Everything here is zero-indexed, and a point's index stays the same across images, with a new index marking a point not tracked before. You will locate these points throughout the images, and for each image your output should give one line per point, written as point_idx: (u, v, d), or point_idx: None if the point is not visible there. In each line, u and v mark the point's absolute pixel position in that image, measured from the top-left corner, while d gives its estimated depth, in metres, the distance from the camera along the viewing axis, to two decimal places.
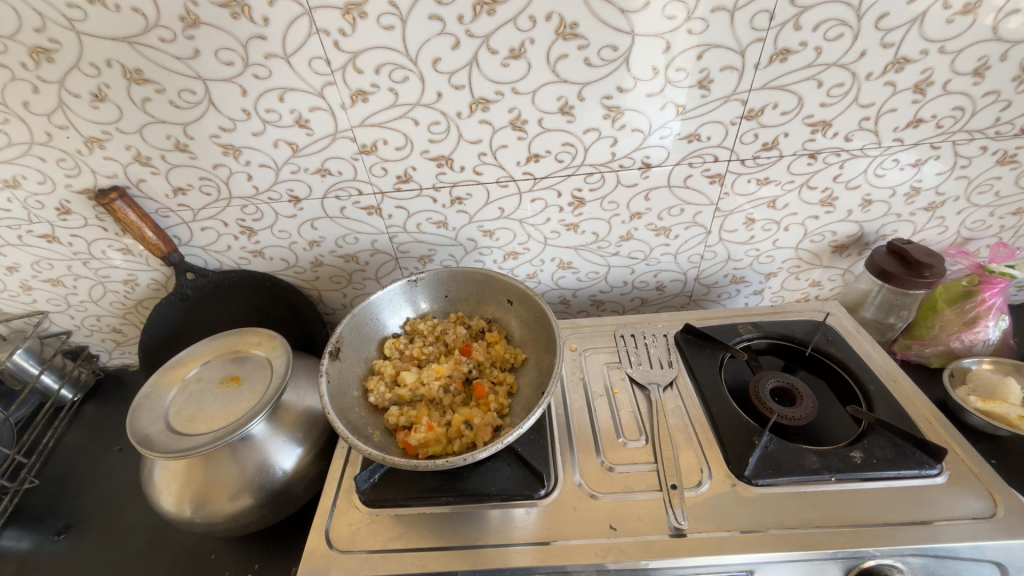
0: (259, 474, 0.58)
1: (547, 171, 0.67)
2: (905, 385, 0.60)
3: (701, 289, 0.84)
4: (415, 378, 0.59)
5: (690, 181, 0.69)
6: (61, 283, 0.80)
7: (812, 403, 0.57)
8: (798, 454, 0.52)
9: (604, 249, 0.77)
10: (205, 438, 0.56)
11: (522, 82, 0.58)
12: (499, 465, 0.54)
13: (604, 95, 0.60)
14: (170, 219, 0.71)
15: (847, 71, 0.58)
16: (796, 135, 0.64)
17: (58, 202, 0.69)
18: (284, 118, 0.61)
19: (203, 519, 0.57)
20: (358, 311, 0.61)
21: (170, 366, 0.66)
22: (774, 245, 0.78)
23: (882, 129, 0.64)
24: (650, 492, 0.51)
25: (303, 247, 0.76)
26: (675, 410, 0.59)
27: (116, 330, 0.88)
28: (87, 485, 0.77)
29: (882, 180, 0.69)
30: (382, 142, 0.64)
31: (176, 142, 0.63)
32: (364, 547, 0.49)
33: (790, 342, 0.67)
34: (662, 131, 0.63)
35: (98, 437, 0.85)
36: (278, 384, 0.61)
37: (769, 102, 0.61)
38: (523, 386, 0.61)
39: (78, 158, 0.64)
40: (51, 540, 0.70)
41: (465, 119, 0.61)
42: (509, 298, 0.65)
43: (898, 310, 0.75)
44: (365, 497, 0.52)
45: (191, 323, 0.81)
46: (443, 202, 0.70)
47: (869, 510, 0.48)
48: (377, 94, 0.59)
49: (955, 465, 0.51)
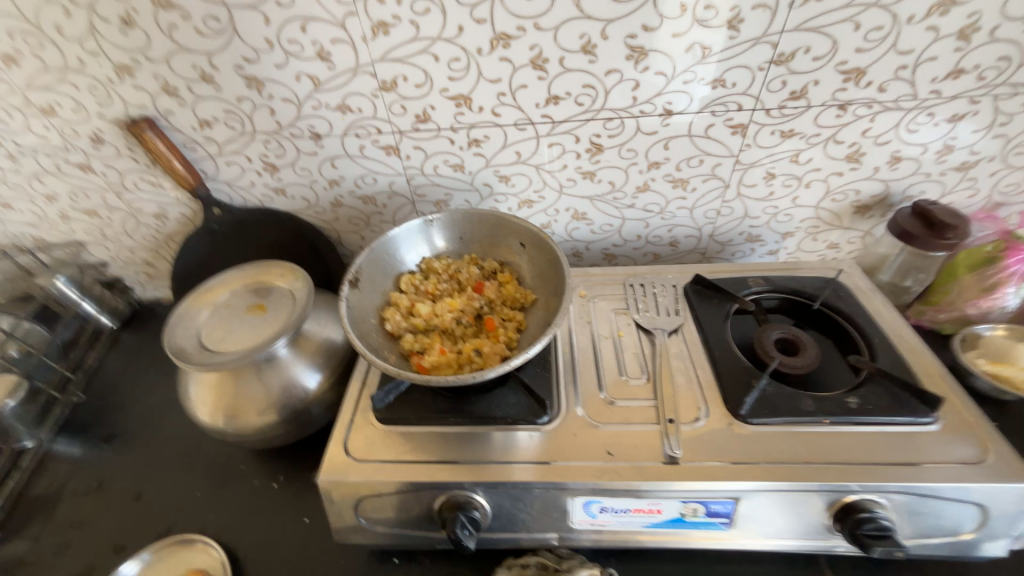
0: (283, 393, 0.63)
1: (565, 115, 0.67)
2: (911, 342, 0.60)
3: (715, 246, 0.84)
4: (429, 310, 0.62)
5: (712, 132, 0.68)
6: (97, 214, 0.84)
7: (815, 353, 0.58)
8: (794, 397, 0.54)
9: (620, 201, 0.77)
10: (232, 356, 0.61)
11: (544, 17, 0.57)
12: (506, 392, 0.57)
13: (629, 34, 0.58)
14: (197, 152, 0.74)
15: (888, 13, 0.56)
16: (826, 83, 0.62)
17: (91, 131, 0.71)
18: (306, 50, 0.61)
19: (234, 430, 0.63)
20: (377, 246, 0.63)
21: (200, 292, 0.70)
22: (794, 203, 0.77)
23: (920, 80, 0.61)
24: (646, 424, 0.53)
25: (323, 187, 0.78)
26: (677, 353, 0.61)
27: (148, 264, 0.92)
28: (127, 402, 0.84)
29: (913, 137, 0.67)
30: (402, 79, 0.64)
31: (202, 72, 0.64)
32: (378, 457, 0.53)
33: (799, 297, 0.67)
34: (686, 75, 0.62)
35: (134, 361, 0.91)
36: (299, 313, 0.64)
37: (801, 45, 0.59)
38: (532, 324, 0.62)
39: (109, 87, 0.66)
40: (99, 447, 0.78)
41: (486, 56, 0.61)
42: (522, 242, 0.66)
43: (915, 273, 0.75)
44: (380, 414, 0.56)
45: (218, 257, 0.85)
46: (461, 144, 0.71)
47: (859, 450, 0.50)
48: (398, 26, 0.59)
49: (950, 416, 0.52)
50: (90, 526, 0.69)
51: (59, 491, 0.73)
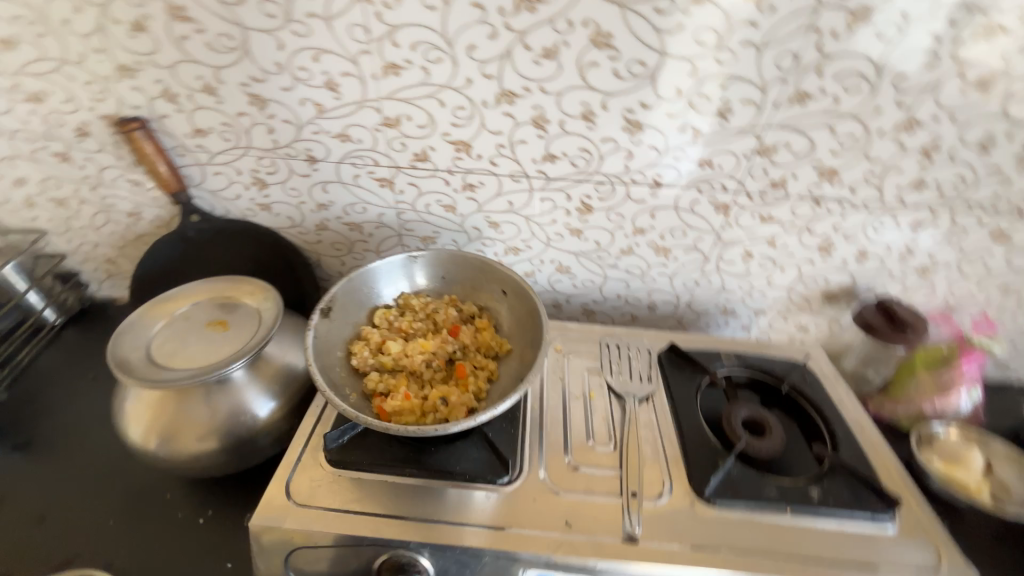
0: (229, 420, 0.58)
1: (559, 173, 0.69)
2: (872, 436, 0.61)
3: (691, 315, 0.85)
4: (399, 349, 0.60)
5: (696, 207, 0.71)
6: (66, 204, 0.80)
7: (781, 436, 0.58)
8: (758, 481, 0.53)
9: (603, 260, 0.79)
10: (181, 374, 0.57)
11: (549, 82, 0.60)
12: (468, 446, 0.55)
13: (627, 108, 0.62)
14: (185, 158, 0.72)
15: (860, 124, 0.61)
16: (804, 177, 0.66)
17: (78, 123, 0.70)
18: (314, 78, 0.62)
19: (167, 455, 0.58)
20: (355, 277, 0.62)
21: (160, 300, 0.67)
22: (769, 283, 0.80)
23: (886, 186, 0.66)
24: (609, 496, 0.51)
25: (311, 209, 0.77)
26: (646, 422, 0.60)
27: (110, 262, 0.88)
28: (54, 408, 0.77)
29: (879, 237, 0.71)
30: (406, 118, 0.65)
31: (205, 83, 0.64)
32: (321, 505, 0.49)
33: (768, 377, 0.68)
34: (676, 152, 0.65)
35: (72, 363, 0.84)
36: (262, 335, 0.61)
37: (782, 141, 0.63)
38: (504, 375, 0.61)
39: (106, 83, 0.65)
40: (10, 455, 0.70)
41: (489, 109, 0.63)
42: (503, 289, 0.66)
43: (876, 364, 0.78)
44: (331, 456, 0.53)
45: (187, 265, 0.81)
46: (455, 186, 0.71)
47: (818, 544, 0.49)
48: (408, 70, 0.61)
49: (908, 517, 0.52)
50: None
51: None
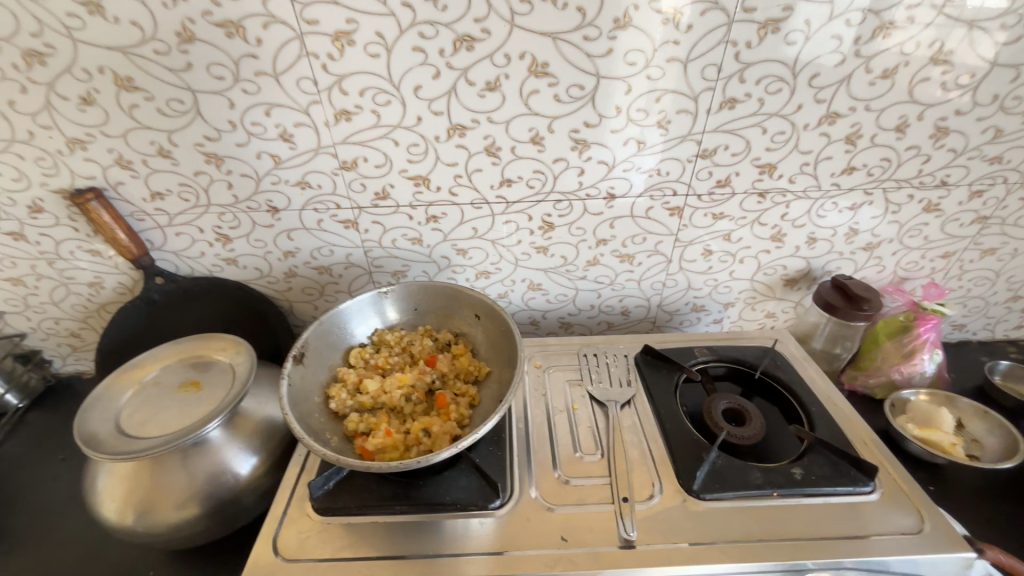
0: (209, 482, 0.57)
1: (518, 196, 0.71)
2: (845, 410, 0.63)
3: (664, 315, 0.88)
4: (377, 386, 0.60)
5: (652, 213, 0.74)
6: (22, 282, 0.78)
7: (760, 423, 0.60)
8: (743, 469, 0.54)
9: (572, 273, 0.81)
10: (155, 441, 0.55)
11: (496, 112, 0.63)
12: (456, 474, 0.54)
13: (572, 129, 0.65)
14: (145, 222, 0.72)
15: (788, 121, 0.65)
16: (746, 174, 0.70)
17: (31, 200, 0.69)
18: (268, 131, 0.64)
19: (146, 528, 0.55)
20: (326, 319, 0.62)
21: (128, 368, 0.65)
22: (731, 275, 0.83)
23: (821, 174, 0.71)
24: (602, 504, 0.52)
25: (278, 258, 0.77)
26: (631, 426, 0.61)
27: (75, 335, 0.85)
28: (21, 496, 0.73)
29: (823, 221, 0.76)
30: (362, 160, 0.67)
31: (159, 147, 0.65)
32: (312, 555, 0.48)
33: (741, 366, 0.70)
34: (625, 164, 0.69)
35: (39, 446, 0.80)
36: (238, 390, 0.60)
37: (720, 143, 0.67)
38: (486, 398, 0.61)
39: (57, 158, 0.65)
40: None
41: (443, 143, 0.66)
42: (476, 313, 0.67)
43: (843, 341, 0.81)
44: (317, 504, 0.51)
45: (155, 329, 0.80)
46: (419, 220, 0.73)
47: (809, 523, 0.50)
48: (360, 114, 0.63)
49: (888, 484, 0.54)
50: None
51: None
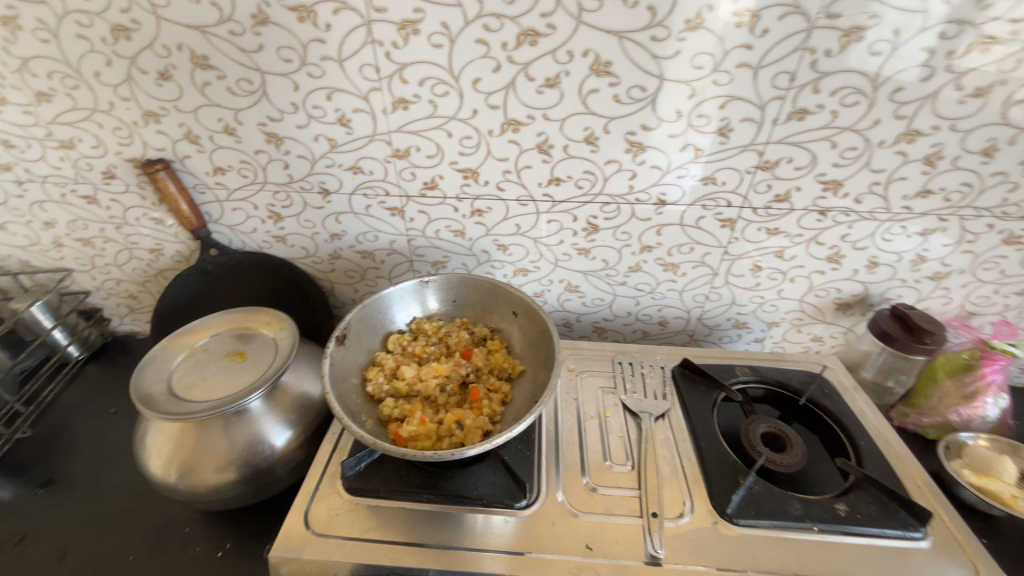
0: (247, 450, 0.59)
1: (565, 196, 0.70)
2: (898, 448, 0.59)
3: (702, 329, 0.86)
4: (414, 373, 0.60)
5: (702, 223, 0.72)
6: (92, 243, 0.83)
7: (801, 451, 0.57)
8: (782, 499, 0.51)
9: (612, 278, 0.80)
10: (201, 406, 0.58)
11: (553, 109, 0.62)
12: (484, 470, 0.55)
13: (628, 131, 0.63)
14: (206, 195, 0.75)
15: (861, 136, 0.61)
16: (808, 190, 0.67)
17: (106, 166, 0.73)
18: (328, 115, 0.66)
19: (187, 488, 0.58)
20: (369, 303, 0.63)
21: (181, 333, 0.68)
22: (779, 294, 0.80)
23: (891, 196, 0.66)
24: (630, 517, 0.51)
25: (324, 239, 0.79)
26: (664, 440, 0.59)
27: (133, 297, 0.91)
28: (76, 443, 0.78)
29: (888, 245, 0.71)
30: (415, 149, 0.68)
31: (225, 125, 0.68)
32: (340, 533, 0.50)
33: (784, 390, 0.67)
34: (679, 170, 0.66)
35: (94, 398, 0.85)
36: (279, 364, 0.62)
37: (784, 156, 0.64)
38: (518, 397, 0.61)
39: (133, 129, 0.69)
40: (32, 492, 0.70)
41: (495, 137, 0.65)
42: (514, 310, 0.66)
43: (897, 374, 0.76)
44: (348, 484, 0.53)
45: (206, 297, 0.84)
46: (464, 212, 0.74)
47: (849, 565, 0.47)
48: (417, 104, 0.63)
49: (941, 531, 0.51)
50: None
51: None
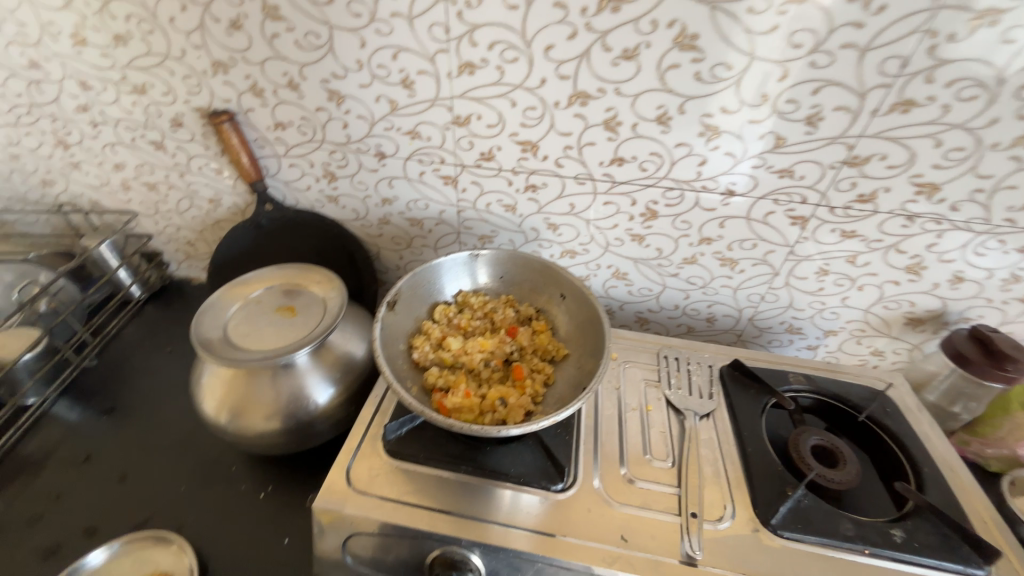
0: (293, 402, 0.61)
1: (627, 177, 0.67)
2: (963, 478, 0.55)
3: (752, 330, 0.82)
4: (459, 346, 0.60)
5: (770, 219, 0.67)
6: (156, 189, 0.87)
7: (855, 470, 0.54)
8: (832, 517, 0.49)
9: (664, 268, 0.76)
10: (254, 355, 0.60)
11: (626, 84, 0.59)
12: (523, 449, 0.55)
13: (705, 113, 0.59)
14: (265, 150, 0.76)
15: (971, 136, 0.55)
16: (897, 192, 0.61)
17: (174, 114, 0.75)
18: (392, 76, 0.64)
19: (236, 431, 0.61)
20: (420, 271, 0.63)
21: (236, 283, 0.71)
22: (843, 302, 0.74)
23: (994, 206, 0.60)
24: (667, 514, 0.50)
25: (375, 203, 0.79)
26: (707, 441, 0.57)
27: (190, 244, 0.94)
28: (136, 376, 0.83)
29: (979, 260, 0.65)
30: (476, 117, 0.66)
31: (290, 79, 0.67)
32: (379, 492, 0.51)
33: (840, 404, 0.63)
34: (755, 160, 0.62)
35: (152, 336, 0.91)
36: (328, 323, 0.63)
37: (877, 152, 0.58)
38: (560, 380, 0.60)
39: (202, 78, 0.70)
40: (97, 417, 0.76)
41: (561, 110, 0.62)
42: (562, 293, 0.65)
43: (966, 401, 0.69)
44: (389, 446, 0.54)
45: (258, 251, 0.86)
46: (518, 187, 0.72)
47: None
48: (484, 69, 0.61)
49: (1006, 573, 0.47)
50: (67, 501, 0.65)
51: (47, 455, 0.70)
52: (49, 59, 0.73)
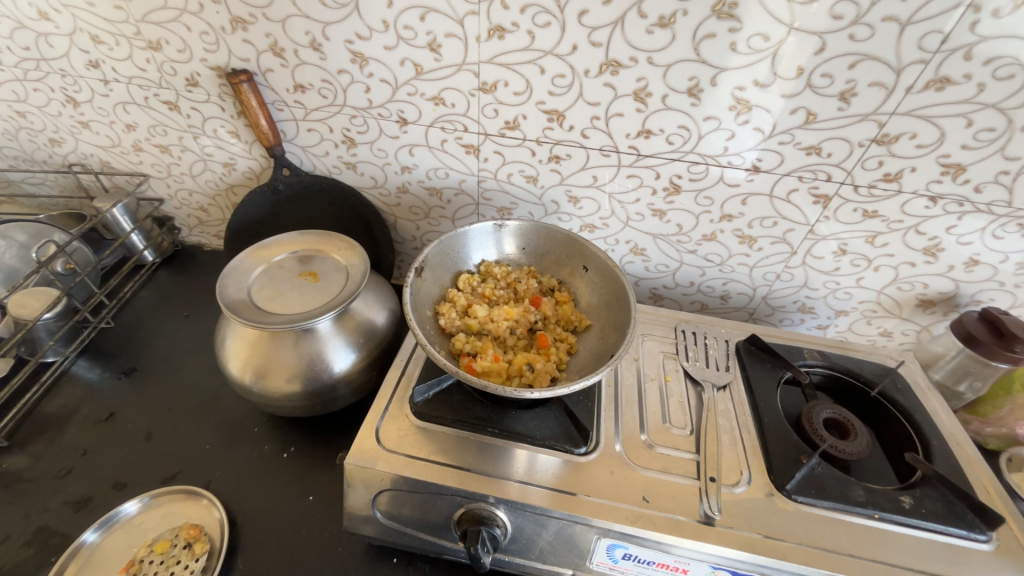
0: (317, 366, 0.62)
1: (653, 150, 0.67)
2: (969, 451, 0.58)
3: (765, 309, 0.83)
4: (485, 313, 0.61)
5: (793, 196, 0.67)
6: (169, 151, 0.85)
7: (866, 441, 0.56)
8: (844, 484, 0.51)
9: (683, 244, 0.77)
10: (279, 318, 0.60)
11: (659, 53, 0.58)
12: (547, 414, 0.56)
13: (737, 86, 0.58)
14: (283, 113, 0.75)
15: (1004, 117, 0.55)
16: (923, 172, 0.61)
17: (190, 73, 0.73)
18: (418, 38, 0.63)
19: (260, 392, 0.62)
20: (447, 239, 0.63)
21: (258, 247, 0.71)
22: (857, 283, 0.75)
23: (1018, 189, 0.60)
24: (686, 478, 0.52)
25: (394, 171, 0.78)
26: (725, 411, 0.59)
27: (203, 209, 0.93)
28: (153, 339, 0.83)
29: (996, 244, 0.66)
30: (503, 84, 0.65)
31: (312, 39, 0.66)
32: (407, 452, 0.52)
33: (853, 380, 0.65)
34: (783, 136, 0.62)
35: (166, 300, 0.91)
36: (351, 290, 0.64)
37: (907, 130, 0.58)
38: (584, 350, 0.61)
39: (220, 35, 0.68)
40: (117, 378, 0.77)
41: (591, 78, 0.61)
42: (585, 265, 0.65)
43: (971, 380, 0.70)
44: (417, 408, 0.55)
45: (274, 217, 0.85)
46: (541, 157, 0.71)
47: (906, 554, 0.47)
48: (514, 33, 0.60)
49: (1006, 538, 0.50)
50: (93, 457, 0.66)
51: (70, 412, 0.71)
52: (59, 10, 0.70)
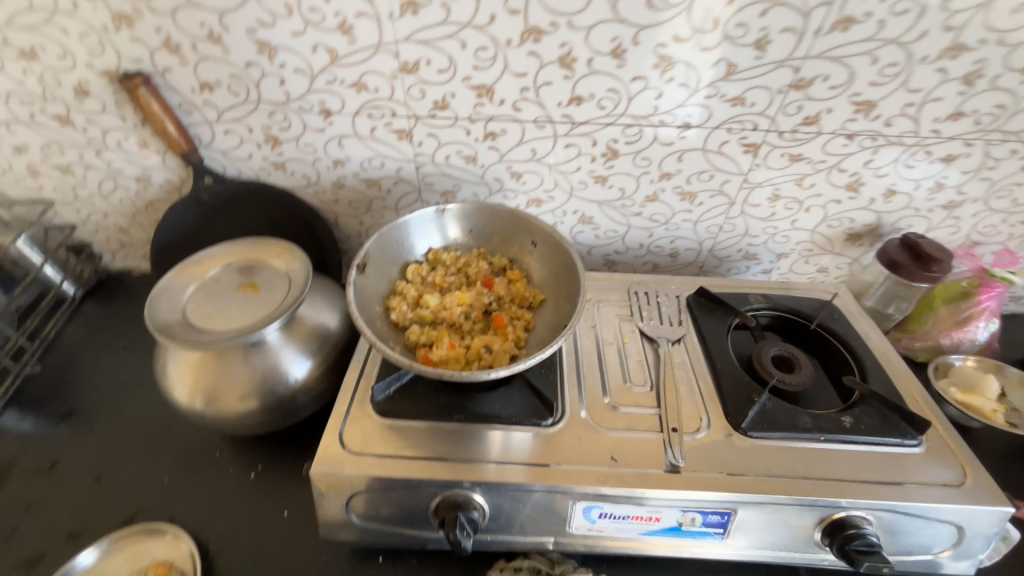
0: (270, 379, 0.59)
1: (586, 117, 0.66)
2: (898, 366, 0.63)
3: (712, 261, 0.85)
4: (437, 302, 0.61)
5: (725, 148, 0.69)
6: (71, 171, 0.77)
7: (810, 372, 0.60)
8: (793, 414, 0.55)
9: (627, 208, 0.77)
10: (221, 335, 0.57)
11: (579, 15, 0.57)
12: (512, 392, 0.57)
13: (659, 43, 0.59)
14: (193, 116, 0.69)
15: (904, 51, 0.58)
16: (839, 112, 0.64)
17: (77, 81, 0.66)
18: (327, 20, 0.59)
19: (214, 415, 0.59)
20: (387, 231, 0.62)
21: (188, 264, 0.66)
22: (792, 225, 0.79)
23: (923, 118, 0.64)
24: (650, 432, 0.54)
25: (326, 166, 0.74)
26: (681, 364, 0.61)
27: (122, 232, 0.86)
28: (89, 377, 0.77)
29: (910, 172, 0.70)
30: (425, 62, 0.62)
31: (210, 31, 0.61)
32: (375, 451, 0.51)
33: (795, 317, 0.69)
34: (709, 89, 0.63)
35: (97, 334, 0.84)
36: (295, 296, 0.61)
37: (820, 73, 0.61)
38: (540, 324, 0.61)
39: (103, 35, 0.62)
40: (54, 424, 0.71)
41: (514, 48, 0.60)
42: (533, 240, 0.65)
43: (898, 301, 0.76)
44: (379, 407, 0.54)
45: (203, 230, 0.80)
46: (476, 136, 0.69)
47: (851, 468, 0.51)
48: (428, 7, 0.57)
49: (933, 440, 0.55)
50: (40, 510, 0.62)
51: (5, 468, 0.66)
52: None
